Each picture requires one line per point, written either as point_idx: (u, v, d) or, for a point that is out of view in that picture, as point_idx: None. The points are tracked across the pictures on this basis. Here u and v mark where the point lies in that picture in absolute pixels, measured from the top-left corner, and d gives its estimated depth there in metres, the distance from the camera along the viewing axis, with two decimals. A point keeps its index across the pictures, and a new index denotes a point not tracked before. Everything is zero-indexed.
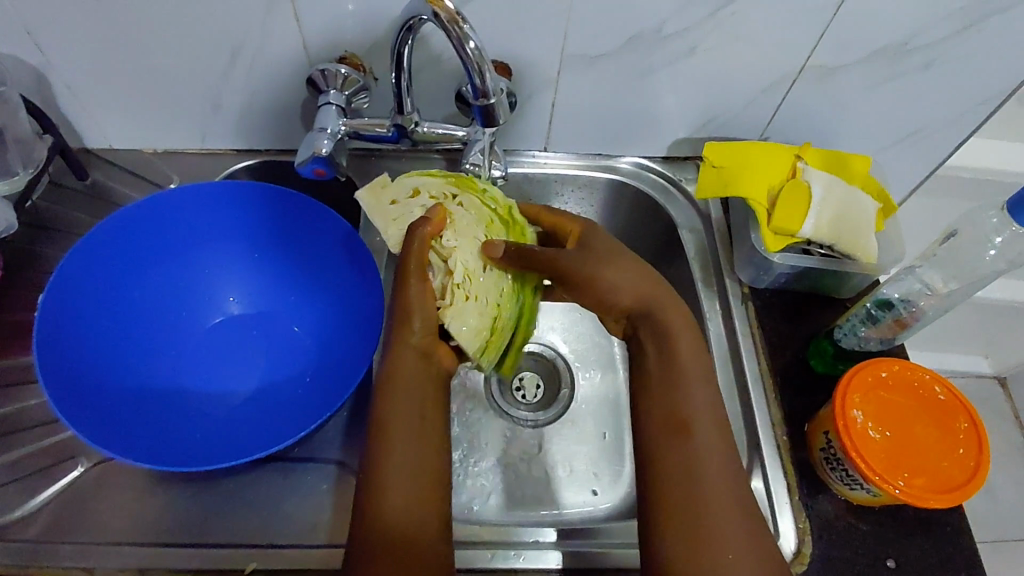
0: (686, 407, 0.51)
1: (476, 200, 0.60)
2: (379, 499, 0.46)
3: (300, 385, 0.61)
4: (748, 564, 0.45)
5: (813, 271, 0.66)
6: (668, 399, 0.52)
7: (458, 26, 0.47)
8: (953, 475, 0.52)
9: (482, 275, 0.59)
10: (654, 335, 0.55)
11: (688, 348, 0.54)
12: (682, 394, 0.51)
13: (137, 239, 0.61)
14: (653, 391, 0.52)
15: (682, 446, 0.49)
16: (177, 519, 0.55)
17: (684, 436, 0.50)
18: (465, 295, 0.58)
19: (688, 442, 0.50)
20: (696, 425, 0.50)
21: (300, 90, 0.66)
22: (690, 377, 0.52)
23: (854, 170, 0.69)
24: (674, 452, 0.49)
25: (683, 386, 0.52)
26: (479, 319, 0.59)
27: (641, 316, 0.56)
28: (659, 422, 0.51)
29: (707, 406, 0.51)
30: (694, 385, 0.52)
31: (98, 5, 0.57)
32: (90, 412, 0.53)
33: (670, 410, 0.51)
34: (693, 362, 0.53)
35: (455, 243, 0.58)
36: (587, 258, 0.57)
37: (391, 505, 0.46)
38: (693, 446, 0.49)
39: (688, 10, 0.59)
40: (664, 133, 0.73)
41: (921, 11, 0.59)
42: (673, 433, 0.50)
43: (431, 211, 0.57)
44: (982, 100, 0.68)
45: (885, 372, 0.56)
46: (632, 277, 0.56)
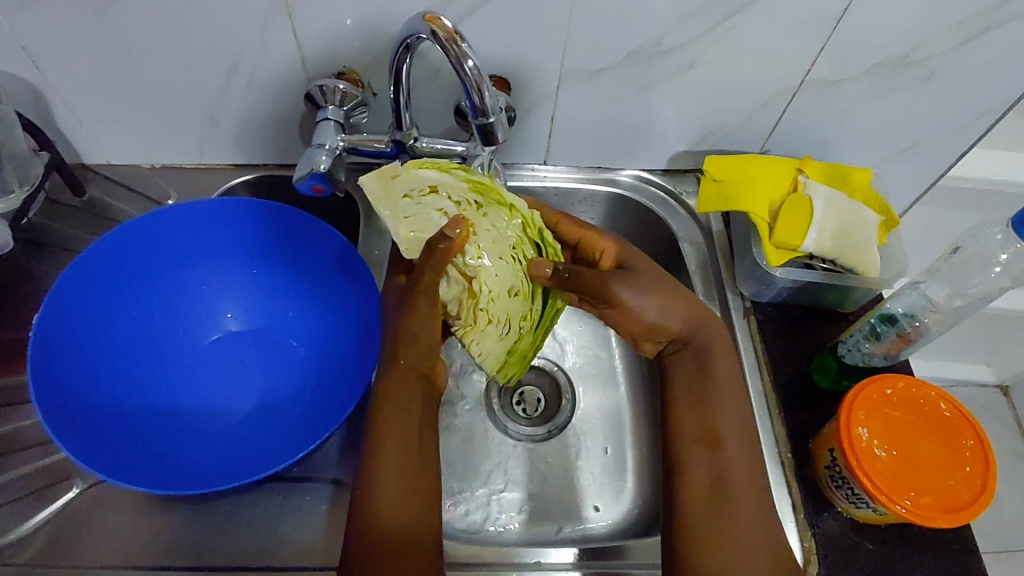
0: (717, 422, 0.52)
1: (503, 217, 0.56)
2: (371, 507, 0.46)
3: (298, 403, 0.61)
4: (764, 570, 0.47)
5: (815, 285, 0.65)
6: (699, 417, 0.53)
7: (456, 44, 0.46)
8: (960, 494, 0.51)
9: (506, 297, 0.58)
10: (694, 355, 0.56)
11: (721, 366, 0.55)
12: (714, 410, 0.53)
13: (147, 255, 0.62)
14: (685, 408, 0.54)
15: (705, 459, 0.51)
16: (175, 541, 0.54)
17: (710, 451, 0.51)
18: (488, 319, 0.58)
19: (714, 456, 0.51)
20: (727, 440, 0.52)
21: (298, 105, 0.66)
22: (719, 397, 0.54)
23: (856, 182, 0.68)
24: (697, 465, 0.51)
25: (713, 403, 0.53)
26: (500, 343, 0.60)
27: (688, 339, 0.56)
28: (690, 434, 0.53)
29: (736, 423, 0.53)
30: (724, 402, 0.53)
31: (95, 22, 0.56)
32: (85, 433, 0.53)
33: (703, 425, 0.53)
34: (725, 381, 0.54)
35: (478, 261, 0.56)
36: (634, 284, 0.55)
37: (384, 515, 0.46)
38: (722, 457, 0.51)
39: (687, 24, 0.59)
40: (664, 146, 0.73)
41: (922, 24, 0.59)
42: (704, 444, 0.52)
43: (456, 222, 0.51)
44: (985, 111, 0.68)
45: (890, 389, 0.56)
46: (676, 304, 0.56)
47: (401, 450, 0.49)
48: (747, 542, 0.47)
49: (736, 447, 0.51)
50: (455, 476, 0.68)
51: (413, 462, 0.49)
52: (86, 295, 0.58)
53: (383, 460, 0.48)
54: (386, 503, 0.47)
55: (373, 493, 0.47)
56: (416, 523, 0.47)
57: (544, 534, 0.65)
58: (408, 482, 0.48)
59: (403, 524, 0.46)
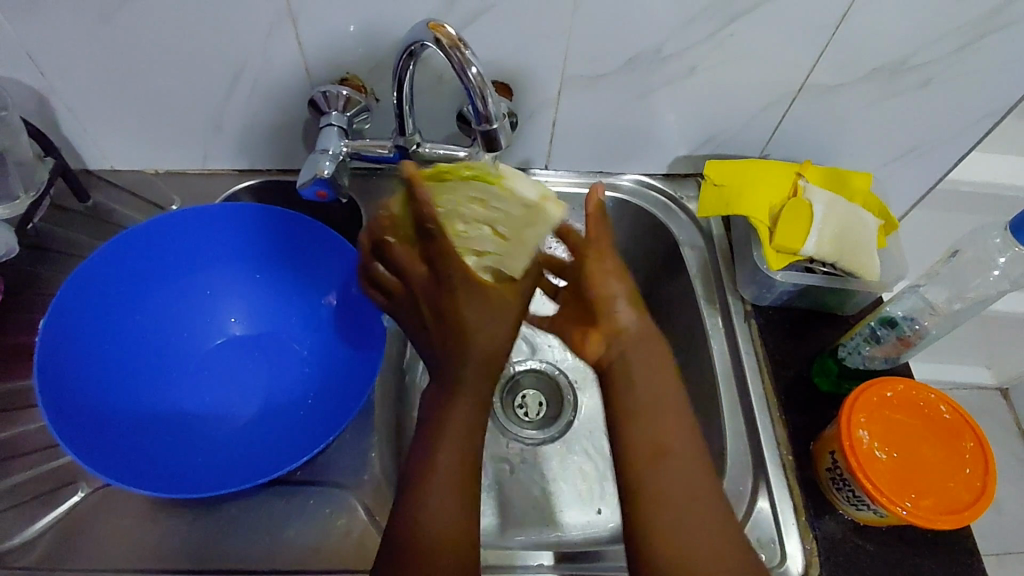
0: (664, 436, 0.50)
1: None
2: (421, 517, 0.45)
3: (302, 407, 0.61)
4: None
5: (814, 289, 0.65)
6: (652, 430, 0.50)
7: (460, 51, 0.47)
8: (960, 496, 0.52)
9: None
10: (637, 356, 0.53)
11: (646, 371, 0.53)
12: (662, 424, 0.50)
13: (151, 261, 0.62)
14: (639, 420, 0.51)
15: (667, 480, 0.48)
16: (179, 545, 0.54)
17: (671, 468, 0.48)
18: None
19: (666, 471, 0.48)
20: (674, 453, 0.49)
21: (301, 111, 0.66)
22: (669, 411, 0.51)
23: (855, 187, 0.69)
24: (655, 487, 0.48)
25: (660, 416, 0.51)
26: None
27: (628, 344, 0.53)
28: (639, 449, 0.49)
29: (684, 435, 0.50)
30: (671, 416, 0.51)
31: (101, 29, 0.57)
32: (89, 439, 0.53)
33: (652, 439, 0.50)
34: (664, 395, 0.52)
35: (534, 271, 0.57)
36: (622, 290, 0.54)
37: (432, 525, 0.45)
38: (671, 471, 0.48)
39: (687, 30, 0.59)
40: (664, 151, 0.73)
41: (920, 29, 0.59)
42: (653, 459, 0.49)
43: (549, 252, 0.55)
44: (983, 115, 0.68)
45: (890, 392, 0.56)
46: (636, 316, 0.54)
47: (456, 451, 0.48)
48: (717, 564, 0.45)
49: (689, 468, 0.48)
50: None
51: (462, 467, 0.47)
52: (88, 300, 0.58)
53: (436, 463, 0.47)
54: (434, 507, 0.46)
55: (418, 494, 0.46)
56: (464, 531, 0.46)
57: (525, 539, 0.65)
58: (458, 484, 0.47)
59: (453, 527, 0.46)
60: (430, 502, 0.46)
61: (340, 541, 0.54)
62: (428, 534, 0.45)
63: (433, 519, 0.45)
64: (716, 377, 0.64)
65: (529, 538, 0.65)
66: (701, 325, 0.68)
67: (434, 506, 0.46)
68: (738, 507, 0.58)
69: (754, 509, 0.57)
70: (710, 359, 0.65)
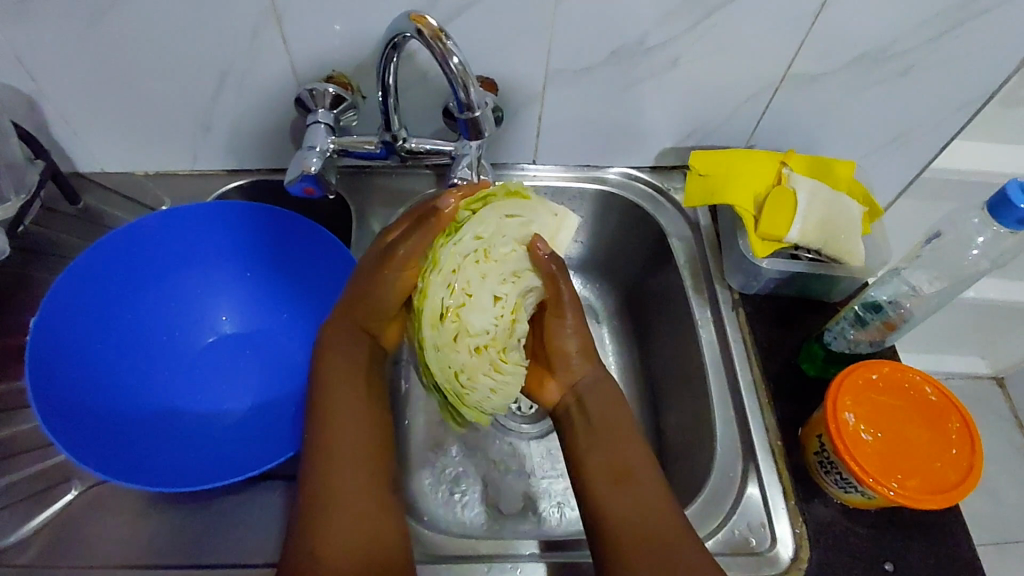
0: (626, 459, 0.53)
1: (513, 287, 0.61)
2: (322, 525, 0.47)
3: (295, 402, 0.62)
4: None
5: (801, 276, 0.66)
6: (605, 457, 0.54)
7: (442, 42, 0.47)
8: (947, 476, 0.52)
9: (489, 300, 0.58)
10: (595, 396, 0.57)
11: (601, 407, 0.57)
12: (621, 448, 0.54)
13: (143, 259, 0.63)
14: (590, 451, 0.54)
15: (623, 493, 0.51)
16: (171, 539, 0.54)
17: (633, 485, 0.51)
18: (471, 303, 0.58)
19: (630, 492, 0.51)
20: (636, 474, 0.52)
21: (289, 109, 0.67)
22: (624, 435, 0.55)
23: (839, 174, 0.70)
24: (613, 502, 0.50)
25: (621, 441, 0.54)
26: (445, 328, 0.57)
27: (586, 389, 0.58)
28: (602, 473, 0.53)
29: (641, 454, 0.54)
30: (630, 440, 0.54)
31: (88, 32, 0.58)
32: (81, 436, 0.53)
33: (613, 463, 0.53)
34: (617, 420, 0.56)
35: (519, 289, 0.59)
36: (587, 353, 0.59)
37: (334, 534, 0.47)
38: (636, 489, 0.51)
39: (668, 23, 0.60)
40: (650, 143, 0.74)
41: (898, 17, 0.60)
42: (617, 480, 0.52)
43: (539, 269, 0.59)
44: (962, 103, 0.69)
45: (876, 374, 0.56)
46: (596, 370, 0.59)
47: (349, 446, 0.52)
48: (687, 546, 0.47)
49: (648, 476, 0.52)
50: (451, 473, 0.68)
51: (354, 462, 0.51)
52: (75, 302, 0.58)
53: (331, 460, 0.50)
54: (340, 520, 0.47)
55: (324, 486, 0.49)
56: (384, 539, 0.48)
57: (510, 531, 0.65)
58: (359, 476, 0.50)
59: (363, 539, 0.47)
60: (335, 518, 0.47)
61: None
62: (335, 550, 0.46)
63: (337, 526, 0.47)
64: (706, 365, 0.65)
65: (510, 530, 0.65)
66: (690, 315, 0.69)
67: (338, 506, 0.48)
68: (729, 493, 0.58)
69: (744, 495, 0.58)
70: (699, 348, 0.66)
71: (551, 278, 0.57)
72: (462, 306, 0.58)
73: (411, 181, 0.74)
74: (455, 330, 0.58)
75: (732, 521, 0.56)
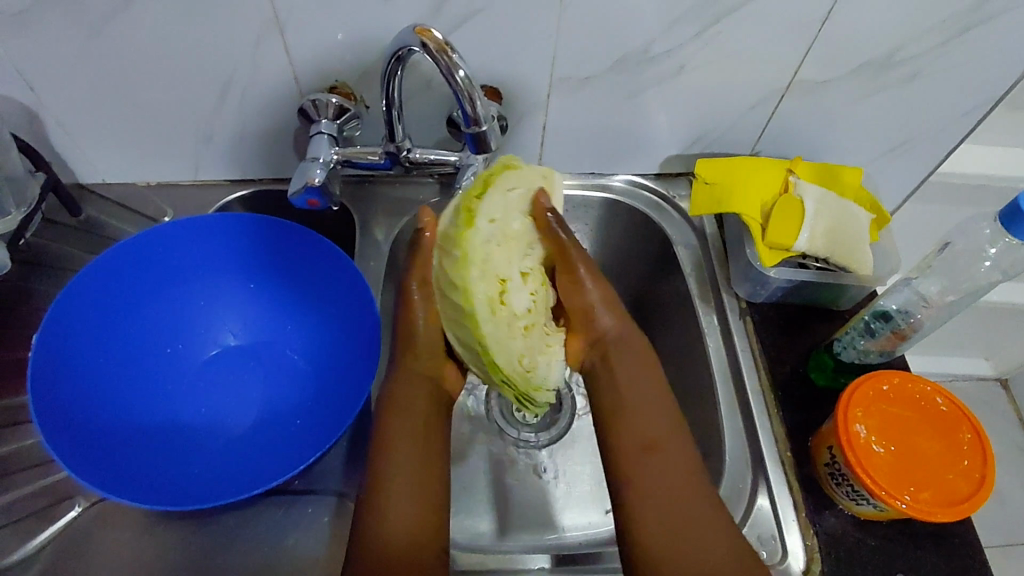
0: (655, 431, 0.52)
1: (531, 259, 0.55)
2: (375, 522, 0.48)
3: (299, 415, 0.61)
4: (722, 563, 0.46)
5: (809, 284, 0.66)
6: (633, 426, 0.53)
7: (447, 55, 0.47)
8: (959, 488, 0.51)
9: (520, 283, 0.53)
10: (622, 357, 0.56)
11: (627, 364, 0.56)
12: (647, 420, 0.53)
13: (142, 275, 0.62)
14: (619, 414, 0.54)
15: (644, 463, 0.50)
16: (176, 557, 0.54)
17: (657, 459, 0.50)
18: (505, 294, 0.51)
19: (656, 463, 0.50)
20: (664, 447, 0.51)
21: (292, 119, 0.66)
22: (645, 403, 0.54)
23: (846, 181, 0.69)
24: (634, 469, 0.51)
25: (648, 414, 0.53)
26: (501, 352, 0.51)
27: (610, 343, 0.57)
28: (628, 446, 0.52)
29: (674, 429, 0.52)
30: (658, 411, 0.53)
31: (89, 43, 0.57)
32: (86, 456, 0.53)
33: (640, 435, 0.52)
34: (647, 388, 0.55)
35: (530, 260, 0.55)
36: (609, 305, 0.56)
37: (387, 534, 0.47)
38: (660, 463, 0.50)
39: (673, 31, 0.60)
40: (656, 150, 0.73)
41: (906, 23, 0.60)
42: (643, 452, 0.51)
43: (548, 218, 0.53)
44: (970, 108, 0.69)
45: (886, 385, 0.56)
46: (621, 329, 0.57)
47: (403, 467, 0.51)
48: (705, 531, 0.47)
49: (677, 472, 0.50)
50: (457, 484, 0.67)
51: (415, 490, 0.50)
52: (79, 318, 0.58)
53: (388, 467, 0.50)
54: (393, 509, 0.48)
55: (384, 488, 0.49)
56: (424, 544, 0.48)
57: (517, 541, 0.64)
58: (413, 497, 0.50)
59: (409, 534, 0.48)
60: (388, 514, 0.48)
61: (338, 549, 0.54)
62: (386, 546, 0.47)
63: (394, 525, 0.48)
64: (713, 374, 0.64)
65: (518, 541, 0.64)
66: (697, 323, 0.68)
67: (391, 510, 0.48)
68: (738, 505, 0.58)
69: (753, 507, 0.57)
70: (707, 357, 0.65)
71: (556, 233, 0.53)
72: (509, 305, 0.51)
73: (414, 190, 0.74)
74: (506, 322, 0.51)
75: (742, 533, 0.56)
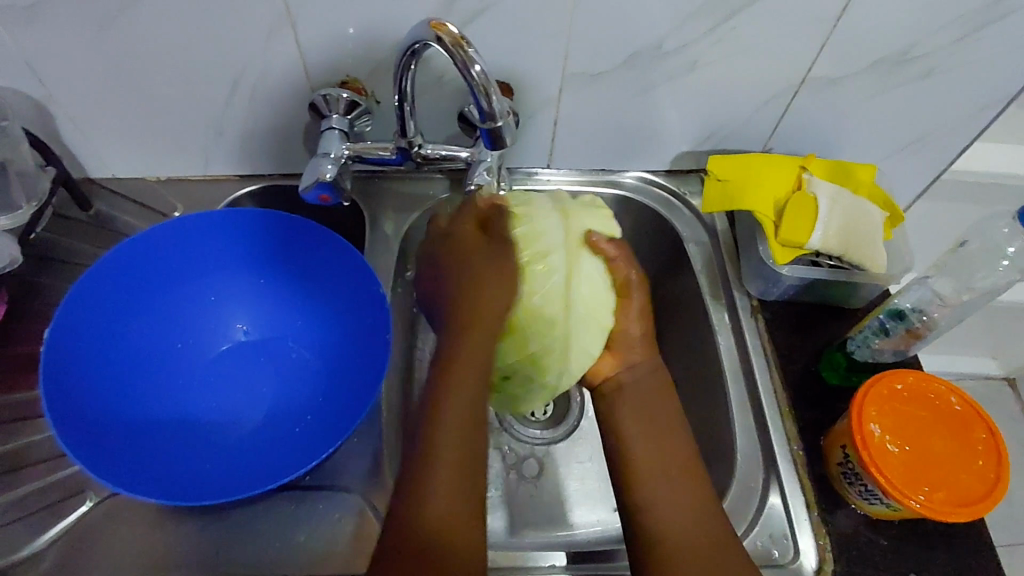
0: (675, 456, 0.53)
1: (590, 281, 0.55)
2: (417, 504, 0.45)
3: (310, 410, 0.61)
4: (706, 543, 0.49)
5: (822, 282, 0.65)
6: (655, 458, 0.52)
7: (463, 49, 0.46)
8: (974, 488, 0.51)
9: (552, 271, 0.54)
10: (635, 399, 0.55)
11: (649, 398, 0.55)
12: (671, 448, 0.53)
13: (150, 270, 0.62)
14: (639, 450, 0.53)
15: (666, 489, 0.51)
16: (185, 553, 0.54)
17: (680, 484, 0.51)
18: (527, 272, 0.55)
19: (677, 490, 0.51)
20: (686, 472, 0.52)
21: (302, 114, 0.66)
22: (675, 432, 0.54)
23: (860, 178, 0.69)
24: (645, 486, 0.51)
25: (670, 441, 0.53)
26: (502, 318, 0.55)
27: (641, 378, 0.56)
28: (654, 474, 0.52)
29: (684, 450, 0.53)
30: (677, 438, 0.53)
31: (99, 37, 0.57)
32: (99, 454, 0.52)
33: (666, 465, 0.52)
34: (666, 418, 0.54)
35: (578, 271, 0.55)
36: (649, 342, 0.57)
37: (429, 510, 0.45)
38: (682, 486, 0.51)
39: (686, 27, 0.59)
40: (667, 147, 0.73)
41: (921, 20, 0.59)
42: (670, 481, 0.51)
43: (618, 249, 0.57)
44: (984, 106, 0.68)
45: (901, 384, 0.56)
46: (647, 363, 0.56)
47: (452, 433, 0.48)
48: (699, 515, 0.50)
49: (689, 470, 0.52)
50: None
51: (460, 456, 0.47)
52: (88, 314, 0.58)
53: (440, 439, 0.47)
54: (438, 480, 0.46)
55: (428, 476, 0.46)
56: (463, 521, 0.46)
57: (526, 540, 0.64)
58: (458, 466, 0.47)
59: (454, 520, 0.45)
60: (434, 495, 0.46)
61: (349, 545, 0.54)
62: (423, 526, 0.45)
63: (440, 505, 0.45)
64: (724, 372, 0.64)
65: (527, 540, 0.64)
66: (708, 321, 0.68)
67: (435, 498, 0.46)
68: (750, 503, 0.57)
69: (765, 505, 0.57)
70: (718, 355, 0.65)
71: (625, 270, 0.56)
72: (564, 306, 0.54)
73: (424, 185, 0.74)
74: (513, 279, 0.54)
75: (754, 532, 0.56)
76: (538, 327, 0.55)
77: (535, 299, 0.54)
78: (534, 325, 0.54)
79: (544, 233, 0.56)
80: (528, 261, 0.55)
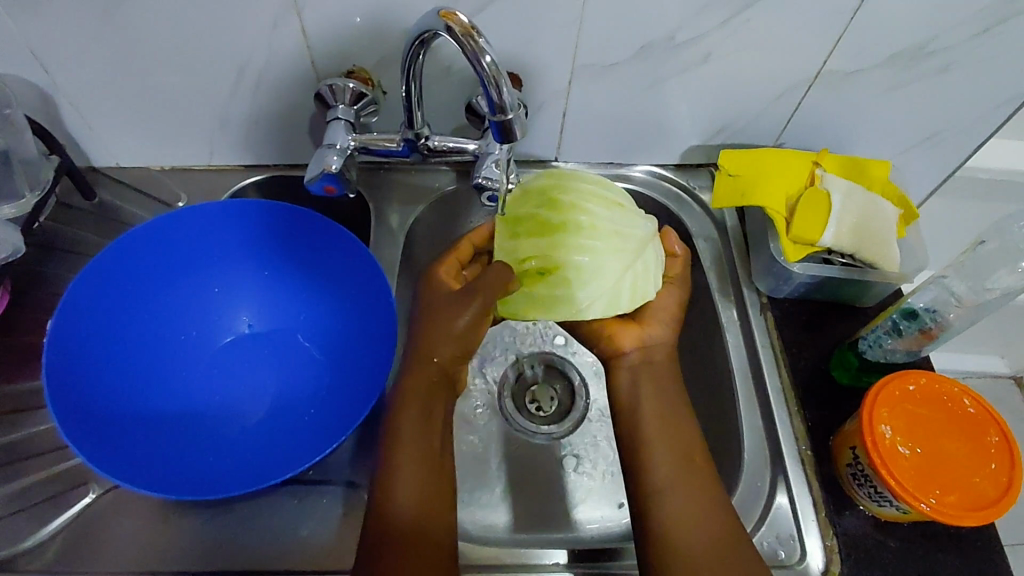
0: (687, 442, 0.53)
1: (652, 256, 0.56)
2: (385, 501, 0.48)
3: (312, 405, 0.61)
4: (715, 540, 0.48)
5: (834, 280, 0.64)
6: (671, 441, 0.52)
7: (473, 39, 0.45)
8: (985, 492, 0.50)
9: (626, 234, 0.55)
10: (653, 376, 0.56)
11: (668, 379, 0.56)
12: (678, 430, 0.53)
13: (153, 260, 0.61)
14: (655, 430, 0.53)
15: (679, 476, 0.51)
16: (188, 547, 0.54)
17: (692, 473, 0.51)
18: (602, 227, 0.54)
19: (693, 478, 0.51)
20: (696, 457, 0.52)
21: (308, 104, 0.65)
22: (682, 414, 0.54)
23: (874, 175, 0.68)
24: (659, 463, 0.51)
25: (682, 424, 0.53)
26: (560, 261, 0.54)
27: (659, 353, 0.57)
28: (666, 457, 0.52)
29: (692, 434, 0.53)
30: (685, 420, 0.54)
31: (102, 24, 0.56)
32: (104, 448, 0.52)
33: (681, 449, 0.52)
34: (676, 402, 0.54)
35: (649, 243, 0.56)
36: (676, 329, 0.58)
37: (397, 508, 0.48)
38: (697, 474, 0.51)
39: (700, 18, 0.58)
40: (677, 140, 0.72)
41: (942, 13, 0.58)
42: (683, 465, 0.51)
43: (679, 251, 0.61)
44: (1003, 101, 0.67)
45: (913, 386, 0.55)
46: (666, 340, 0.57)
47: (413, 451, 0.50)
48: (710, 506, 0.49)
49: (700, 460, 0.52)
50: (469, 473, 0.67)
51: (424, 484, 0.49)
52: (92, 306, 0.57)
53: (398, 460, 0.50)
54: (403, 491, 0.48)
55: (390, 479, 0.49)
56: (433, 522, 0.48)
57: (531, 537, 0.64)
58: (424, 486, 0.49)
59: (418, 516, 0.48)
60: (399, 493, 0.48)
61: (351, 540, 0.54)
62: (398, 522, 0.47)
63: (403, 504, 0.48)
64: (732, 370, 0.63)
65: (528, 538, 0.64)
66: (716, 318, 0.67)
67: (401, 496, 0.48)
68: (756, 504, 0.57)
69: (772, 506, 0.56)
70: (726, 352, 0.64)
71: (680, 263, 0.60)
72: (634, 251, 0.55)
73: (429, 176, 0.73)
74: (587, 228, 0.54)
75: (760, 532, 0.55)
76: (604, 240, 0.54)
77: (612, 224, 0.55)
78: (600, 235, 0.54)
79: (625, 203, 0.56)
80: (615, 204, 0.56)
